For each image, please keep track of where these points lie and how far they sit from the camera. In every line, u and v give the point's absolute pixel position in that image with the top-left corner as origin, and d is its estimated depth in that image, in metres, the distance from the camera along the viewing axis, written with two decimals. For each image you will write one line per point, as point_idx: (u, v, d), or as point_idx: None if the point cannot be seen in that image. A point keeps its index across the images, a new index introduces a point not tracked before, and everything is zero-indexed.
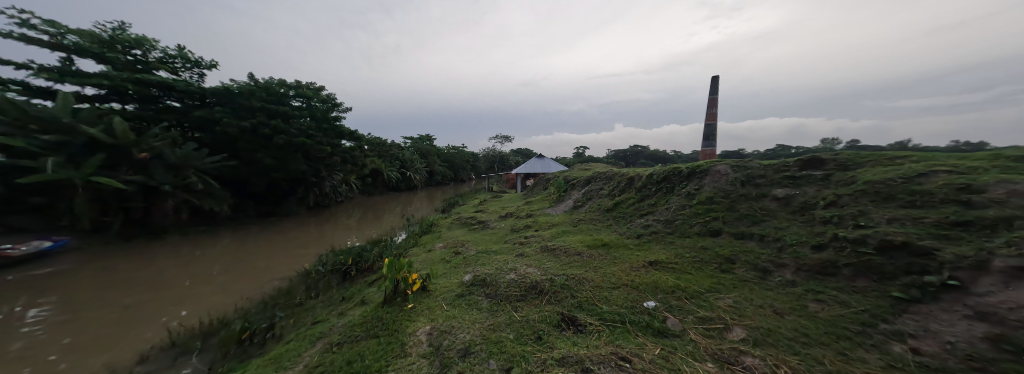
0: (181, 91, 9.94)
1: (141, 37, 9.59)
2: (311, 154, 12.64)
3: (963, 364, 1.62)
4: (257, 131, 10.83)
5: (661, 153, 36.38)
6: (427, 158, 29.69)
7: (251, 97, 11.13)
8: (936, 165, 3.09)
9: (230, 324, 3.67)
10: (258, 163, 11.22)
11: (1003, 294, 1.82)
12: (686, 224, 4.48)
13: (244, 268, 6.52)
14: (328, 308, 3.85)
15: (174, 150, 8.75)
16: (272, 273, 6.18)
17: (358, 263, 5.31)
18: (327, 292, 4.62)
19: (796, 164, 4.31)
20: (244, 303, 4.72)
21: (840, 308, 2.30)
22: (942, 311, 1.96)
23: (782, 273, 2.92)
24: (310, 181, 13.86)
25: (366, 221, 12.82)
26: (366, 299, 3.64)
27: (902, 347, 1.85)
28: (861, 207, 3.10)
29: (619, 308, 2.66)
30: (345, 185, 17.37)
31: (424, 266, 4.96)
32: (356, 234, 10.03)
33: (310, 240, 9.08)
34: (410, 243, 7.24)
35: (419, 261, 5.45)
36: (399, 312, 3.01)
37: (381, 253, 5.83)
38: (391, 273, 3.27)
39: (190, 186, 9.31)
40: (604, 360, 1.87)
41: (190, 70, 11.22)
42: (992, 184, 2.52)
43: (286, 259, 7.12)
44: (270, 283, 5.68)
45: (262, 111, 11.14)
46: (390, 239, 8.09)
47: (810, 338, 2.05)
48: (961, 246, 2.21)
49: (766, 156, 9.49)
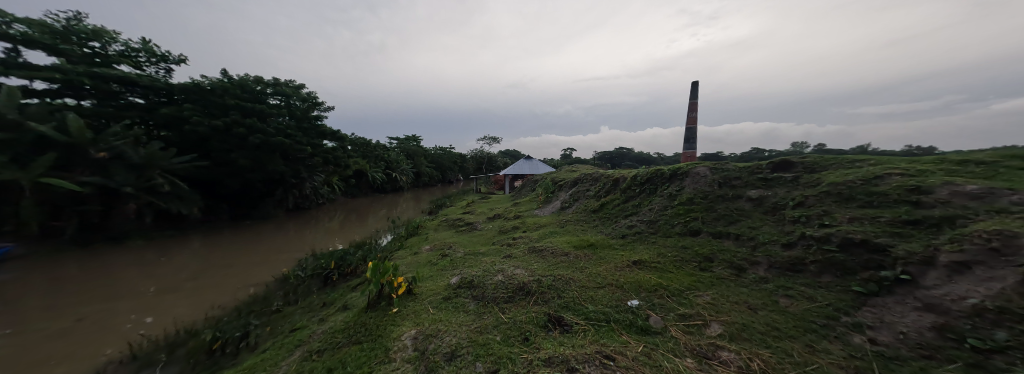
0: (145, 87, 9.42)
1: (100, 28, 9.03)
2: (290, 154, 12.23)
3: (914, 352, 1.77)
4: (232, 130, 10.38)
5: (645, 155, 37.34)
6: (413, 159, 29.42)
7: (224, 95, 10.66)
8: (890, 168, 3.33)
9: (199, 334, 3.49)
10: (233, 164, 10.77)
11: (947, 287, 2.00)
12: (668, 225, 4.63)
13: (216, 274, 6.23)
14: (309, 314, 3.75)
15: (137, 149, 8.24)
16: (247, 280, 5.93)
17: (341, 267, 5.20)
18: (308, 297, 4.51)
19: (769, 166, 4.54)
20: (215, 311, 4.52)
21: (807, 302, 2.45)
22: (896, 304, 2.12)
23: (755, 270, 3.07)
24: (290, 183, 13.43)
25: (349, 223, 12.54)
26: (349, 304, 3.56)
27: (862, 338, 1.99)
28: (827, 207, 3.30)
29: (604, 308, 2.73)
30: (327, 186, 16.91)
31: (410, 269, 4.89)
32: (339, 237, 9.80)
33: (290, 244, 8.80)
34: (395, 246, 7.13)
35: (404, 263, 5.38)
36: (384, 316, 2.97)
37: (365, 256, 5.72)
38: (375, 276, 3.22)
39: (157, 189, 8.80)
40: (589, 359, 1.92)
41: (155, 65, 10.65)
42: (938, 186, 2.74)
43: (263, 264, 6.89)
44: (245, 289, 5.47)
45: (237, 109, 10.70)
46: (375, 241, 7.93)
47: (781, 332, 2.18)
48: (912, 243, 2.40)
49: (742, 158, 9.92)
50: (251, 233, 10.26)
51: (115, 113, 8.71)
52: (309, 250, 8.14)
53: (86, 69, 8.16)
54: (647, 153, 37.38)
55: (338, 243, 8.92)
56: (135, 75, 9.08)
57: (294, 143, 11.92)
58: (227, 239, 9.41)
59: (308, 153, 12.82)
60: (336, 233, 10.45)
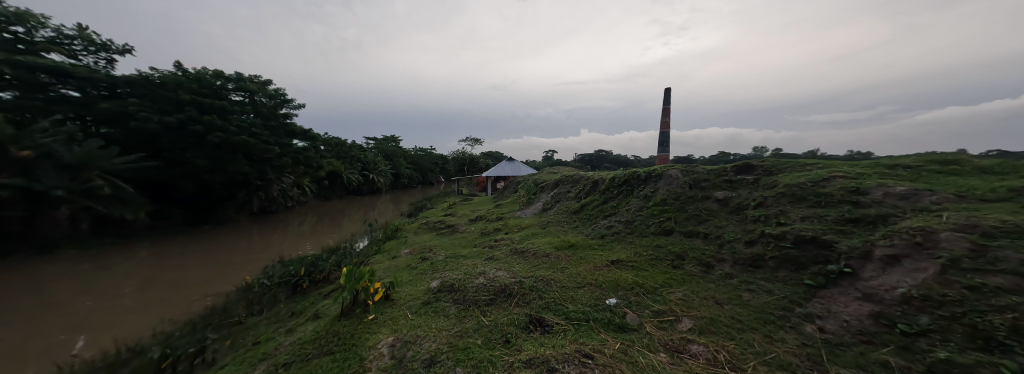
0: (82, 78, 8.54)
1: (24, 12, 8.20)
2: (254, 154, 11.60)
3: (855, 338, 1.97)
4: (187, 128, 9.71)
5: (622, 157, 38.64)
6: (392, 160, 28.72)
7: (178, 89, 10.04)
8: (835, 171, 3.65)
9: (145, 353, 3.24)
10: (191, 164, 10.08)
11: (883, 278, 2.22)
12: (644, 225, 4.82)
13: (170, 285, 5.83)
14: (275, 324, 3.60)
15: (71, 148, 7.46)
16: (204, 290, 5.57)
17: (312, 273, 5.01)
18: (275, 306, 4.30)
19: (733, 169, 4.84)
20: (164, 326, 4.21)
21: (767, 296, 2.64)
22: (840, 295, 2.34)
23: (722, 267, 3.27)
24: (255, 184, 12.75)
25: (322, 227, 12.10)
26: (320, 313, 3.44)
27: (812, 327, 2.18)
28: (783, 207, 3.55)
29: (584, 307, 2.81)
30: (297, 188, 16.17)
31: (387, 274, 4.80)
32: (309, 242, 9.41)
33: (254, 251, 8.33)
34: (371, 250, 6.94)
35: (382, 268, 5.27)
36: (358, 324, 2.90)
37: (339, 262, 5.55)
38: (349, 283, 3.07)
39: (95, 191, 8.01)
40: (568, 358, 1.98)
41: (94, 54, 9.82)
42: (874, 188, 3.04)
43: (223, 273, 6.49)
44: (201, 300, 5.13)
45: (192, 104, 10.06)
46: (351, 246, 7.69)
47: (744, 324, 2.34)
48: (853, 239, 2.65)
49: (712, 161, 10.50)
50: (216, 240, 9.68)
51: (42, 107, 7.85)
52: (277, 256, 7.78)
53: (5, 56, 7.23)
54: (624, 155, 38.68)
55: (309, 249, 8.54)
56: (69, 66, 8.26)
57: (259, 142, 11.34)
58: (188, 246, 8.82)
59: (276, 154, 12.28)
60: (309, 238, 10.07)
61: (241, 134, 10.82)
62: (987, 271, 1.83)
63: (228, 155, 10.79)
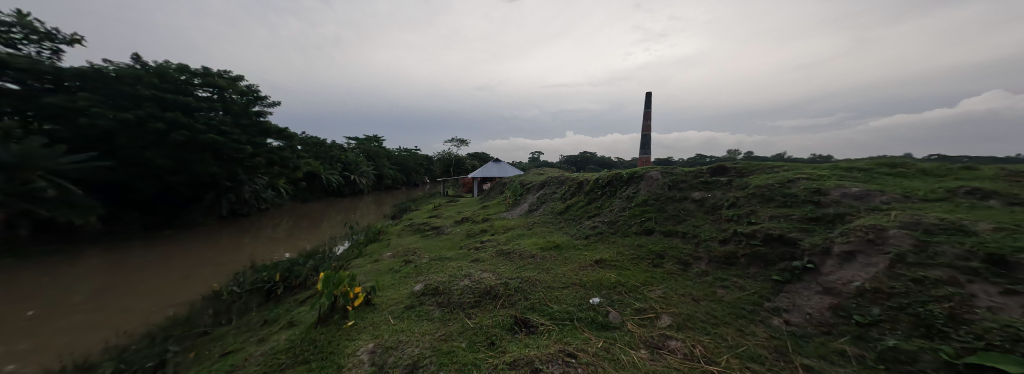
0: (22, 69, 7.68)
1: None
2: (224, 153, 11.16)
3: (817, 330, 2.11)
4: (147, 125, 9.10)
5: (606, 159, 39.41)
6: (375, 160, 28.10)
7: (136, 84, 9.35)
8: (799, 173, 3.89)
9: (96, 369, 3.02)
10: (151, 165, 9.41)
11: (840, 272, 2.38)
12: (627, 225, 4.95)
13: (129, 295, 5.47)
14: (245, 334, 3.45)
15: (11, 145, 6.66)
16: (166, 299, 5.27)
17: (288, 279, 4.86)
18: (246, 315, 4.12)
19: (708, 170, 5.05)
20: (118, 339, 3.94)
21: (739, 291, 2.77)
22: (804, 289, 2.49)
23: (698, 265, 3.40)
24: (224, 186, 12.44)
25: (299, 230, 11.71)
26: (296, 320, 3.34)
27: (779, 320, 2.31)
28: (753, 207, 3.74)
29: (569, 307, 2.87)
30: (271, 190, 15.57)
31: (369, 278, 4.71)
32: (284, 247, 9.06)
33: (224, 257, 7.94)
34: (352, 254, 6.78)
35: (363, 272, 5.17)
36: (337, 331, 2.84)
37: (316, 267, 5.39)
38: (328, 289, 3.04)
39: (37, 194, 7.25)
40: (553, 358, 2.01)
41: (37, 44, 9.14)
42: (833, 189, 3.26)
43: (188, 281, 6.15)
44: (163, 311, 4.84)
45: (153, 100, 9.45)
46: (330, 250, 7.47)
47: (718, 319, 2.45)
48: (814, 236, 2.84)
49: (691, 163, 10.88)
50: (185, 245, 9.22)
51: None
52: (249, 262, 7.46)
53: None
54: (608, 157, 39.45)
55: (285, 254, 8.21)
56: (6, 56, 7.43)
57: (229, 141, 10.84)
58: (154, 252, 8.35)
59: (248, 153, 11.84)
60: (283, 242, 9.72)
61: (209, 132, 10.34)
62: (928, 264, 2.01)
63: (193, 154, 10.29)
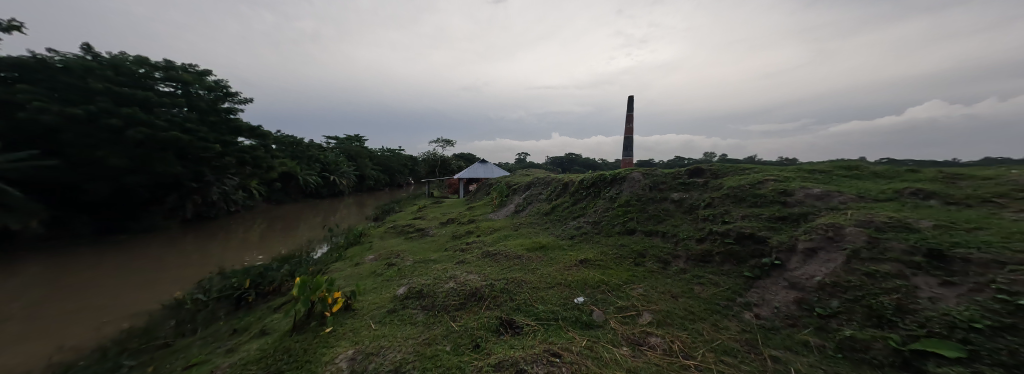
0: None
1: None
2: (189, 152, 10.43)
3: (783, 323, 2.24)
4: (99, 121, 8.18)
5: (591, 161, 40.15)
6: (357, 160, 27.45)
7: (87, 76, 8.35)
8: (768, 175, 4.11)
9: None
10: (105, 165, 8.52)
11: (804, 268, 2.54)
12: (610, 225, 5.07)
13: (82, 305, 5.09)
14: (211, 345, 3.27)
15: None
16: (124, 309, 4.93)
17: (260, 285, 4.67)
18: (214, 324, 3.91)
19: (686, 172, 5.25)
20: (66, 352, 3.64)
21: (714, 288, 2.91)
22: (772, 284, 2.64)
23: (677, 263, 3.53)
24: (188, 187, 11.74)
25: (273, 234, 11.26)
26: (268, 329, 3.24)
27: (750, 315, 2.44)
28: (727, 207, 3.92)
29: (554, 307, 2.92)
30: (241, 191, 14.80)
31: (349, 283, 4.62)
32: (256, 251, 8.68)
33: (190, 263, 7.52)
34: (331, 258, 6.60)
35: (343, 276, 5.05)
36: (314, 339, 2.77)
37: (292, 272, 5.20)
38: (304, 294, 2.95)
39: None
40: (537, 358, 2.04)
41: None
42: (797, 189, 3.47)
43: (150, 289, 5.78)
44: (120, 321, 4.53)
45: (108, 95, 8.52)
46: (309, 253, 7.25)
47: (695, 315, 2.56)
48: (781, 234, 3.02)
49: (672, 165, 11.24)
50: (150, 250, 8.70)
51: None
52: (219, 267, 7.11)
53: None
54: (592, 158, 40.23)
55: (257, 259, 7.86)
56: None
57: (195, 139, 10.33)
58: (115, 259, 7.83)
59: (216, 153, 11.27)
60: (257, 246, 9.33)
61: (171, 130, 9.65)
62: (879, 259, 2.18)
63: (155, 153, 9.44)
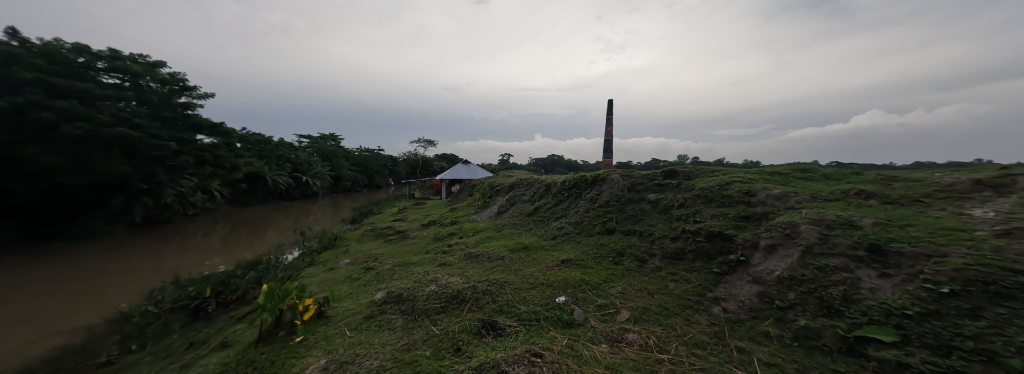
0: None
1: None
2: (138, 150, 9.51)
3: (747, 315, 2.40)
4: (28, 116, 7.14)
5: (573, 162, 40.86)
6: (333, 160, 26.57)
7: (11, 64, 7.17)
8: (735, 176, 4.35)
9: None
10: (36, 164, 7.46)
11: (765, 263, 2.73)
12: (591, 225, 5.20)
13: (12, 322, 4.58)
14: (162, 360, 3.01)
15: None
16: (60, 325, 4.46)
17: (221, 294, 4.40)
18: (166, 338, 3.56)
19: (662, 173, 5.48)
20: None
21: (687, 284, 3.05)
22: (737, 279, 2.81)
23: (653, 261, 3.68)
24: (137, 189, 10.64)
25: (240, 238, 10.67)
26: (230, 341, 3.08)
27: (718, 308, 2.59)
28: (697, 207, 4.12)
29: (536, 307, 2.97)
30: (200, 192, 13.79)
31: (322, 289, 4.48)
32: (216, 257, 8.16)
33: (141, 272, 6.95)
34: (303, 263, 6.35)
35: (317, 282, 4.89)
36: (282, 349, 2.66)
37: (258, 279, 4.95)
38: (271, 303, 2.79)
39: None
40: (518, 359, 2.07)
41: None
42: (759, 190, 3.71)
43: (95, 302, 5.30)
44: (54, 338, 4.09)
45: (38, 86, 7.38)
46: (280, 258, 6.95)
47: (669, 311, 2.69)
48: (745, 232, 3.22)
49: (648, 167, 11.67)
50: (97, 258, 8.01)
51: None
52: (175, 276, 6.62)
53: None
54: (574, 160, 40.98)
55: (219, 265, 7.39)
56: None
57: (145, 135, 9.34)
58: (57, 268, 7.15)
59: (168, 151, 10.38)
60: (220, 252, 8.80)
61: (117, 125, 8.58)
62: (828, 254, 2.38)
63: (99, 151, 8.45)
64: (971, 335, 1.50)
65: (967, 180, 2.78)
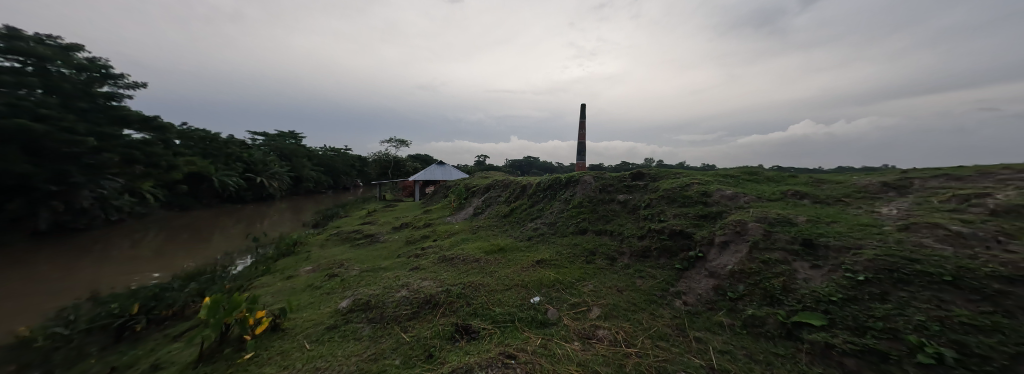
0: None
1: None
2: (44, 146, 7.30)
3: (702, 306, 2.61)
4: None
5: (548, 164, 41.47)
6: (297, 160, 25.13)
7: None
8: (695, 178, 4.66)
9: None
10: None
11: (719, 259, 2.97)
12: (565, 225, 5.35)
13: None
14: None
15: None
16: None
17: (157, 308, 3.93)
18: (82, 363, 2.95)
19: (630, 176, 5.75)
20: None
21: (652, 280, 3.24)
22: (695, 274, 3.04)
23: (622, 259, 3.87)
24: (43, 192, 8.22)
25: (186, 245, 9.77)
26: (163, 361, 2.73)
27: (679, 302, 2.79)
28: (662, 207, 4.39)
29: (511, 308, 3.03)
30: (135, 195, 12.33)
31: (279, 299, 4.24)
32: (151, 268, 7.33)
33: (57, 287, 6.09)
34: (256, 272, 5.91)
35: (274, 291, 4.62)
36: (229, 368, 2.48)
37: (208, 291, 4.52)
38: (215, 317, 2.59)
39: None
40: (492, 362, 2.11)
41: None
42: (715, 191, 4.01)
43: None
44: None
45: None
46: (230, 268, 6.43)
47: (636, 306, 2.85)
48: (702, 229, 3.49)
49: (618, 170, 12.25)
50: None
51: None
52: (102, 290, 5.89)
53: None
54: (549, 162, 41.72)
55: (153, 277, 6.65)
56: None
57: (52, 128, 7.15)
58: None
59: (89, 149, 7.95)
60: (157, 261, 7.94)
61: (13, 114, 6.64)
62: (771, 248, 2.65)
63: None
64: (880, 316, 1.75)
65: (876, 183, 3.21)
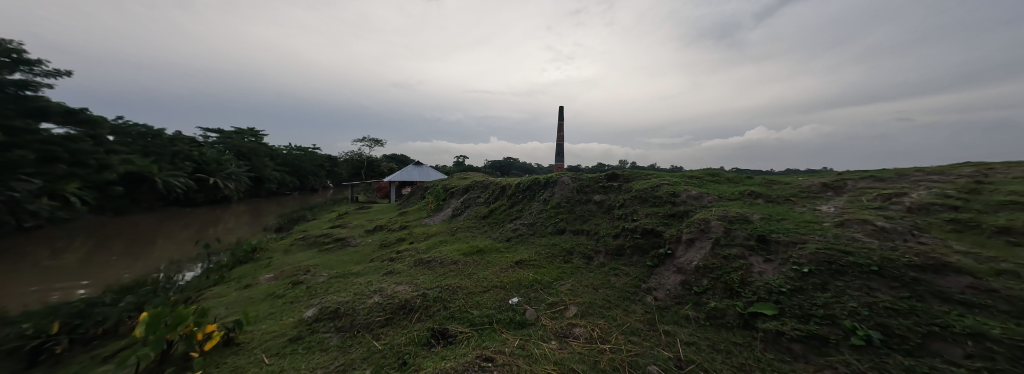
0: None
1: None
2: None
3: (671, 301, 2.76)
4: None
5: (527, 165, 41.76)
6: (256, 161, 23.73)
7: None
8: (665, 179, 4.90)
9: None
10: None
11: (686, 255, 3.15)
12: (544, 226, 5.44)
13: None
14: None
15: None
16: None
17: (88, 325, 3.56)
18: None
19: (606, 176, 5.94)
20: None
21: (626, 277, 3.38)
22: (665, 270, 3.20)
23: (598, 257, 4.00)
24: None
25: (131, 254, 8.96)
26: None
27: (650, 297, 2.93)
28: (634, 207, 4.57)
29: (488, 311, 3.05)
30: None
31: (235, 310, 3.99)
32: (82, 280, 6.66)
33: None
34: (206, 282, 5.52)
35: (227, 303, 4.34)
36: None
37: (154, 303, 4.18)
38: (155, 334, 2.42)
39: None
40: (468, 366, 2.13)
41: None
42: (682, 192, 4.24)
43: None
44: None
45: None
46: (178, 278, 5.95)
47: (611, 303, 2.96)
48: (671, 227, 3.69)
49: (595, 170, 12.65)
50: None
51: None
52: (15, 306, 5.25)
53: None
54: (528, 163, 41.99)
55: (77, 292, 6.01)
56: None
57: None
58: None
59: None
60: (90, 273, 7.21)
61: None
62: (731, 244, 2.85)
63: None
64: (822, 304, 1.94)
65: (818, 183, 3.54)
